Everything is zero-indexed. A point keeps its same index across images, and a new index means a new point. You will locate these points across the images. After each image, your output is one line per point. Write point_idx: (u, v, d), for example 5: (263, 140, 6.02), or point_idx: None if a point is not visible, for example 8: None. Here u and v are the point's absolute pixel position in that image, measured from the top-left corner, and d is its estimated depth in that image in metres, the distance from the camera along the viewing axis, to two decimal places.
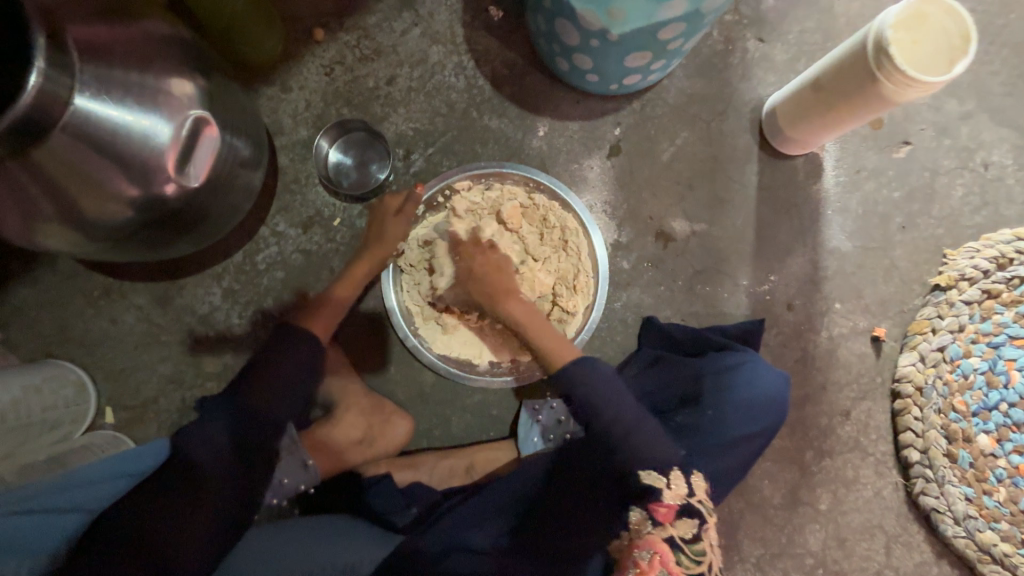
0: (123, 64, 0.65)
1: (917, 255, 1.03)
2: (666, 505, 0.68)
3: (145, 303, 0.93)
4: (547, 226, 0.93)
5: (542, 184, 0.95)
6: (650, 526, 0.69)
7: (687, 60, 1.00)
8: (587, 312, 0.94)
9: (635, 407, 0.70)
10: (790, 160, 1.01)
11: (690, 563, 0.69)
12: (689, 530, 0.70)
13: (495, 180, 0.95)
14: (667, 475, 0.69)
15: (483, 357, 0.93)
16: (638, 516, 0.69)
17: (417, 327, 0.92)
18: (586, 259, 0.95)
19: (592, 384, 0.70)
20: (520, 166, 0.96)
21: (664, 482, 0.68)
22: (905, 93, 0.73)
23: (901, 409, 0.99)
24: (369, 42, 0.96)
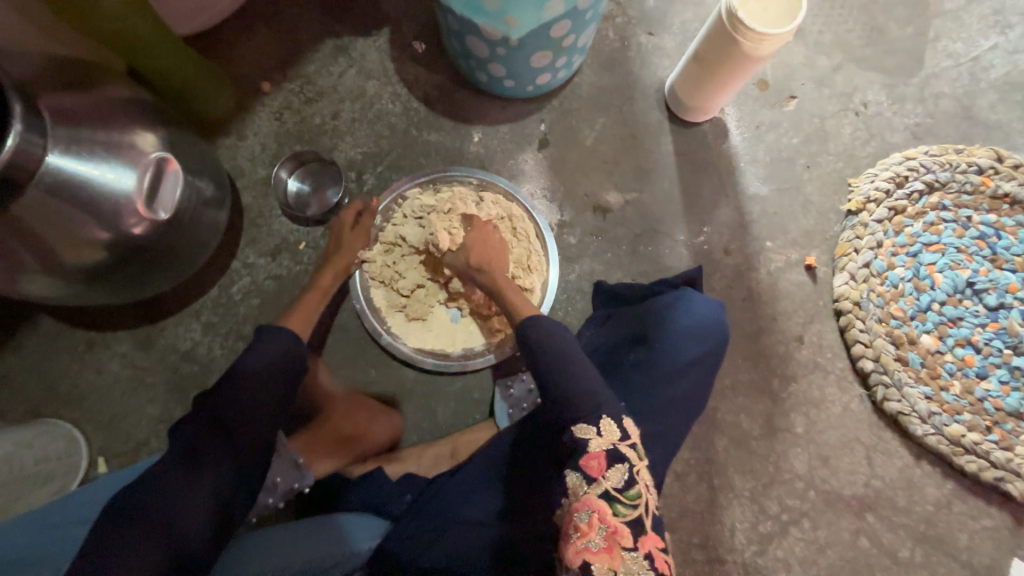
0: (91, 123, 0.73)
1: (826, 188, 1.15)
2: (595, 455, 0.67)
3: (128, 350, 0.97)
4: (496, 216, 1.03)
5: (484, 181, 1.05)
6: (587, 485, 0.68)
7: (591, 59, 1.15)
8: (545, 287, 1.03)
9: (560, 350, 0.77)
10: (697, 126, 1.14)
11: (629, 511, 0.65)
12: (622, 478, 0.67)
13: (444, 184, 1.05)
14: (596, 424, 0.70)
15: (455, 344, 0.99)
16: (573, 477, 0.69)
17: (390, 326, 0.99)
18: (535, 241, 1.04)
19: (551, 345, 0.77)
20: (463, 169, 1.06)
21: (592, 430, 0.69)
22: (761, 48, 0.88)
23: (846, 324, 1.07)
24: (311, 87, 1.08)
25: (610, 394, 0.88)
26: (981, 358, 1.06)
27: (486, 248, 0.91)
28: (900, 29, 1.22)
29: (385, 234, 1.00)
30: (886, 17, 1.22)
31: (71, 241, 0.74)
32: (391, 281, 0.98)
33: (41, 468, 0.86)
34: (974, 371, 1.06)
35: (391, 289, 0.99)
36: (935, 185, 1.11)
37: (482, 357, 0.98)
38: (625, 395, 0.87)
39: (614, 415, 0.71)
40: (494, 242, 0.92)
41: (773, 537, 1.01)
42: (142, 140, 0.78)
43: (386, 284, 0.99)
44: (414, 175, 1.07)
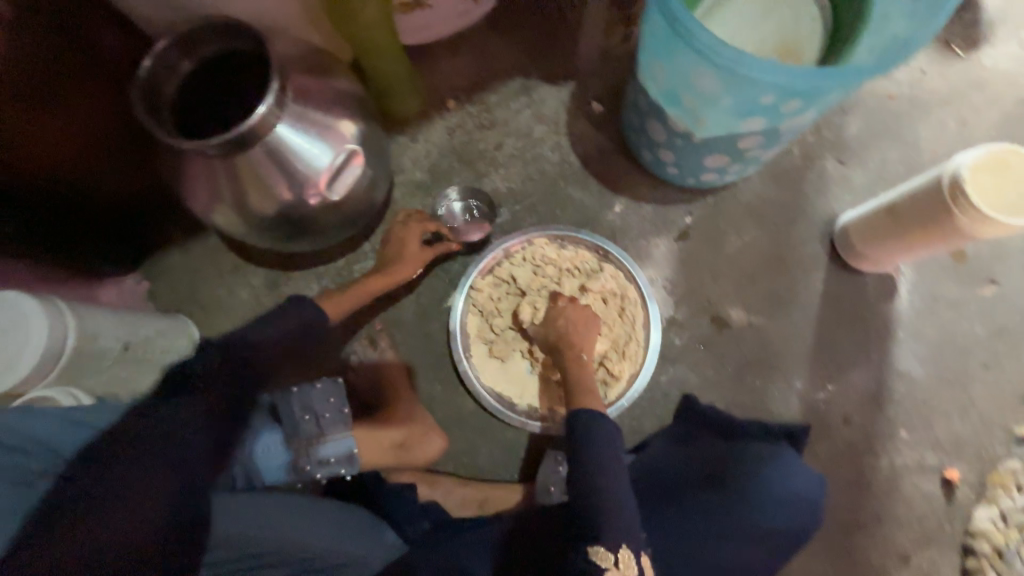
0: (315, 105, 0.86)
1: (1001, 398, 0.95)
2: None
3: (259, 285, 1.11)
4: (609, 292, 1.01)
5: (611, 254, 1.04)
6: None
7: (764, 168, 1.08)
8: (631, 379, 0.98)
9: (604, 464, 0.75)
10: (860, 274, 1.02)
11: None
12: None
13: (571, 242, 1.06)
14: (615, 555, 0.69)
15: (523, 397, 0.99)
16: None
17: (471, 354, 1.01)
18: (638, 329, 1.00)
19: (596, 449, 0.77)
20: (594, 234, 1.06)
21: (610, 559, 0.68)
22: (979, 230, 0.77)
23: (975, 569, 0.89)
24: (488, 115, 1.17)
25: (668, 525, 0.80)
26: None
27: (576, 326, 0.93)
28: None
29: (501, 269, 1.03)
30: None
31: (264, 194, 0.87)
32: (488, 314, 1.01)
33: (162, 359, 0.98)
34: None
35: (484, 322, 1.02)
36: None
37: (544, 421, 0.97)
38: (684, 534, 0.79)
39: (634, 549, 0.70)
40: (586, 324, 0.93)
41: None
42: (345, 127, 0.89)
43: (483, 315, 1.02)
44: (546, 223, 1.09)
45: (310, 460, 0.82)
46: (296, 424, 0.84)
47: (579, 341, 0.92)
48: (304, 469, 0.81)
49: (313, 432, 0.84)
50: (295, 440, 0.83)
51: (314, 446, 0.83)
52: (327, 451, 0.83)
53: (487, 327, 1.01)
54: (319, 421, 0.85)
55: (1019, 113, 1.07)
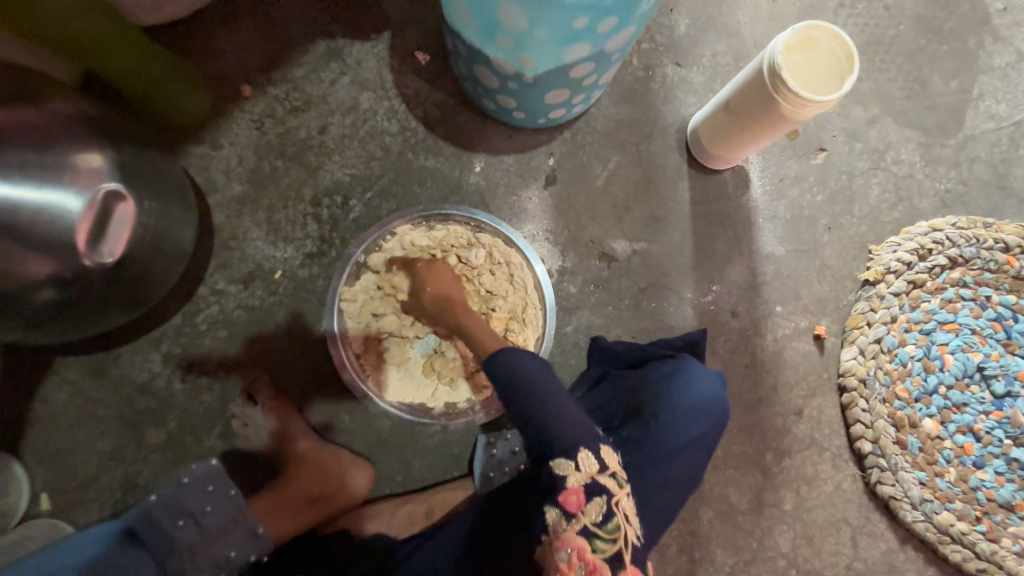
0: (29, 145, 0.64)
1: (845, 252, 1.08)
2: (573, 490, 0.66)
3: (77, 379, 0.88)
4: (492, 262, 0.94)
5: (484, 222, 0.96)
6: (567, 522, 0.66)
7: (610, 88, 1.04)
8: (539, 342, 0.95)
9: (531, 391, 0.70)
10: (718, 174, 1.06)
11: (608, 547, 0.65)
12: (600, 512, 0.66)
13: (437, 221, 0.96)
14: (575, 460, 0.67)
15: (437, 399, 0.92)
16: (552, 514, 0.67)
17: (366, 373, 0.91)
18: (532, 291, 0.96)
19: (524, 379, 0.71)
20: (460, 205, 0.97)
21: (569, 465, 0.67)
22: (801, 113, 0.79)
23: (849, 401, 1.03)
24: (299, 94, 0.97)
25: None
26: (980, 447, 1.03)
27: (439, 282, 0.87)
28: (944, 83, 1.14)
29: (368, 270, 0.92)
30: (931, 69, 1.14)
31: None
32: (370, 325, 0.91)
33: None
34: (971, 460, 1.02)
35: (371, 334, 0.91)
36: (958, 261, 1.05)
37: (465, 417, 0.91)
38: None
39: (593, 447, 0.68)
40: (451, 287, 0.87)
41: None
42: (87, 161, 0.69)
43: (366, 326, 0.91)
44: (407, 206, 0.98)
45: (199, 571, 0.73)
46: (167, 536, 0.72)
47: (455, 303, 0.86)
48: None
49: (190, 539, 0.73)
50: (173, 558, 0.71)
51: (201, 551, 0.73)
52: (224, 549, 0.75)
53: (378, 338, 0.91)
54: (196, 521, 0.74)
55: None
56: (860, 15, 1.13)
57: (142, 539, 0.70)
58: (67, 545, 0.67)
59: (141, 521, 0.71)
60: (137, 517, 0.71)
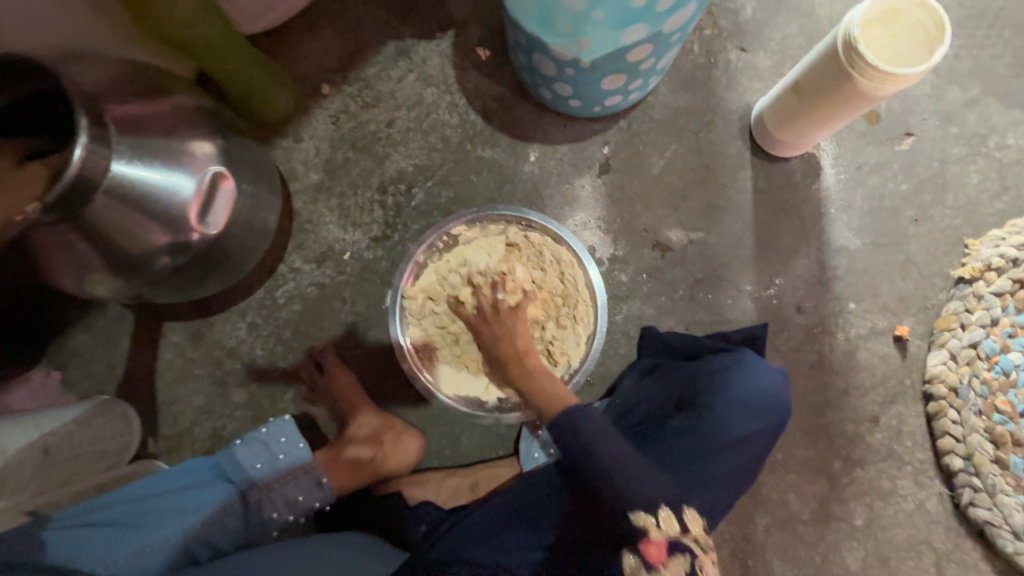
0: (154, 133, 0.75)
1: (935, 247, 0.98)
2: (657, 543, 0.64)
3: (180, 340, 1.01)
4: (544, 261, 0.96)
5: (533, 222, 0.98)
6: (645, 572, 0.64)
7: (670, 76, 1.03)
8: (589, 341, 0.95)
9: (616, 454, 0.67)
10: (785, 162, 1.00)
11: None
12: (682, 570, 0.65)
13: (489, 223, 1.00)
14: (657, 515, 0.65)
15: (489, 393, 0.94)
16: (629, 562, 0.64)
17: (422, 363, 0.96)
18: (582, 287, 0.96)
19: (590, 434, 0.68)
20: (511, 206, 1.00)
21: (652, 520, 0.65)
22: (881, 88, 0.74)
23: (936, 412, 0.93)
24: (370, 91, 1.05)
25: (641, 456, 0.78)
26: None
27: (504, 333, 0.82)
28: None
29: (427, 270, 0.97)
30: None
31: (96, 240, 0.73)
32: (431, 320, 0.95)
33: (97, 448, 0.89)
34: None
35: (435, 328, 0.95)
36: None
37: (516, 411, 0.94)
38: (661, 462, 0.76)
39: (674, 505, 0.66)
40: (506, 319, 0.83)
41: None
42: (198, 147, 0.79)
43: (430, 323, 0.95)
44: (463, 206, 1.02)
45: (275, 505, 0.81)
46: (248, 474, 0.81)
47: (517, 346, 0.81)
48: (272, 517, 0.81)
49: (266, 477, 0.81)
50: (252, 492, 0.80)
51: (276, 491, 0.82)
52: (293, 491, 0.83)
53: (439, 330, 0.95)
54: (273, 463, 0.83)
55: None
56: None
57: (229, 474, 0.80)
58: (174, 470, 0.78)
59: (229, 463, 0.81)
60: (227, 455, 0.81)
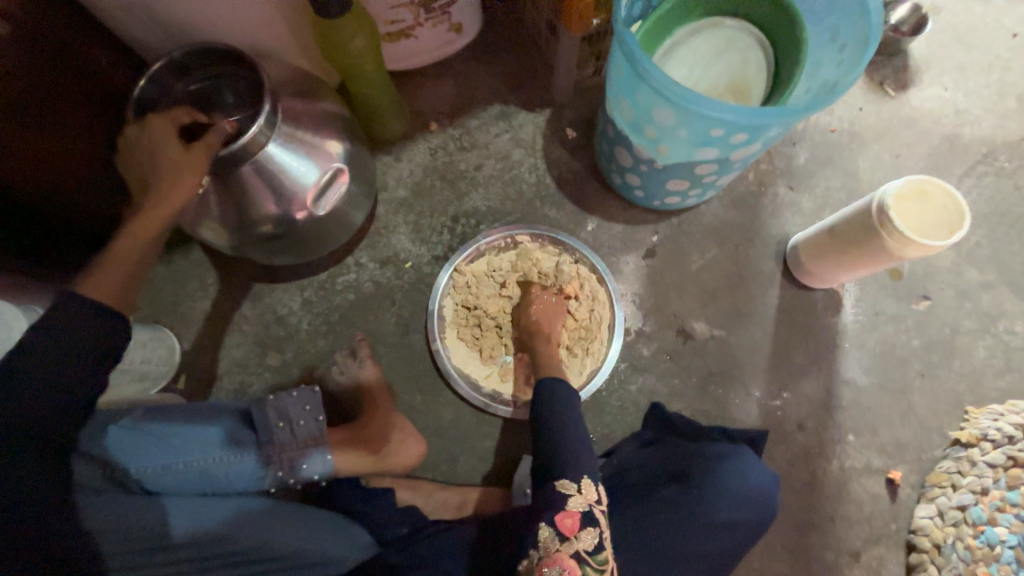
0: (304, 127, 0.91)
1: (937, 405, 1.04)
2: (571, 514, 0.75)
3: (242, 297, 1.12)
4: (581, 293, 1.09)
5: (585, 257, 1.12)
6: (558, 543, 0.74)
7: (724, 193, 1.18)
8: (592, 372, 1.06)
9: (565, 422, 0.84)
10: (810, 291, 1.11)
11: (594, 574, 0.72)
12: (593, 541, 0.74)
13: (549, 242, 1.14)
14: (578, 482, 0.78)
15: (488, 381, 1.06)
16: (545, 535, 0.75)
17: (445, 336, 1.08)
18: (602, 329, 1.08)
19: (555, 402, 0.87)
20: (572, 237, 1.13)
21: (573, 487, 0.77)
22: (903, 250, 0.86)
23: (917, 563, 0.95)
24: (469, 138, 1.24)
25: (626, 518, 0.84)
26: None
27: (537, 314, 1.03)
28: None
29: (484, 258, 1.12)
30: None
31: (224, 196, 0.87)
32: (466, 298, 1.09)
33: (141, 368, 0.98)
34: None
35: (464, 309, 1.09)
36: None
37: (505, 406, 1.04)
38: (639, 530, 0.83)
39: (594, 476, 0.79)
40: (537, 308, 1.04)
41: None
42: (331, 147, 0.94)
43: (463, 301, 1.09)
44: (531, 221, 1.17)
45: (281, 466, 0.86)
46: (270, 431, 0.86)
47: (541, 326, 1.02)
48: (276, 474, 0.86)
49: (282, 440, 0.87)
50: (266, 448, 0.85)
51: (287, 453, 0.87)
52: (300, 459, 0.88)
53: (467, 312, 1.08)
54: (291, 428, 0.88)
55: (943, 149, 1.20)
56: (987, 186, 1.18)
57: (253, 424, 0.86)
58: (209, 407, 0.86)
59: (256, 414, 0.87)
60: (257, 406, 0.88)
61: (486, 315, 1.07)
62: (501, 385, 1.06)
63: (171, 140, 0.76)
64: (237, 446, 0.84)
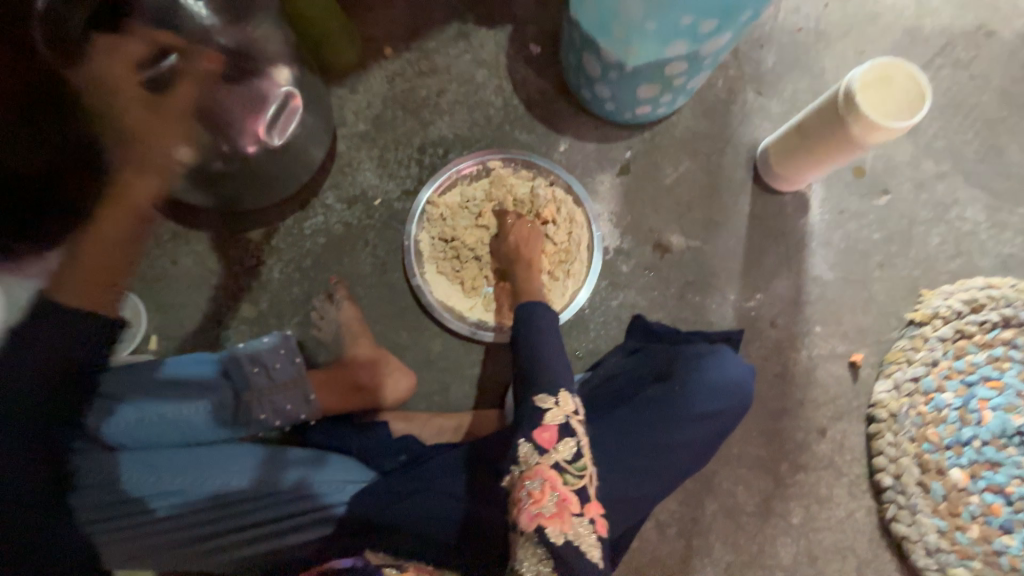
0: (243, 49, 0.82)
1: (895, 292, 1.12)
2: (548, 428, 0.76)
3: (204, 250, 1.06)
4: (559, 216, 1.07)
5: (561, 177, 1.10)
6: (538, 455, 0.75)
7: (694, 102, 1.16)
8: (575, 292, 1.07)
9: (546, 342, 0.85)
10: (779, 195, 1.14)
11: (575, 480, 0.74)
12: (570, 451, 0.75)
13: (523, 165, 1.11)
14: (555, 396, 0.79)
15: (472, 311, 1.06)
16: (525, 448, 0.75)
17: (424, 271, 1.06)
18: (581, 250, 1.08)
19: (533, 322, 0.87)
20: (546, 159, 1.11)
21: (550, 401, 0.78)
22: (868, 137, 0.87)
23: (875, 432, 1.05)
24: (427, 62, 1.16)
25: (615, 418, 0.88)
26: (1010, 511, 0.99)
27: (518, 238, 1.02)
28: (1021, 155, 1.18)
29: (457, 188, 1.09)
30: (1010, 139, 1.18)
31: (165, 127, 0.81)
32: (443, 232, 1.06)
33: (106, 331, 0.96)
34: (998, 522, 0.99)
35: (440, 242, 1.06)
36: (1012, 321, 1.05)
37: (491, 334, 1.05)
38: (628, 427, 0.86)
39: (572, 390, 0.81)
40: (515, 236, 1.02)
41: None
42: (279, 72, 0.88)
43: (439, 234, 1.06)
44: (502, 146, 1.13)
45: (263, 409, 0.87)
46: (246, 377, 0.87)
47: (521, 250, 1.00)
48: (260, 418, 0.87)
49: (259, 384, 0.87)
50: (246, 393, 0.86)
51: (268, 396, 0.88)
52: (282, 401, 0.89)
53: (444, 245, 1.06)
54: (268, 372, 0.88)
55: (905, 42, 1.20)
56: (946, 78, 1.20)
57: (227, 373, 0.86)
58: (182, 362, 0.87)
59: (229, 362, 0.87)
60: (228, 355, 0.88)
61: (463, 246, 1.05)
62: (487, 313, 1.06)
63: (119, 94, 0.73)
64: (216, 394, 0.86)
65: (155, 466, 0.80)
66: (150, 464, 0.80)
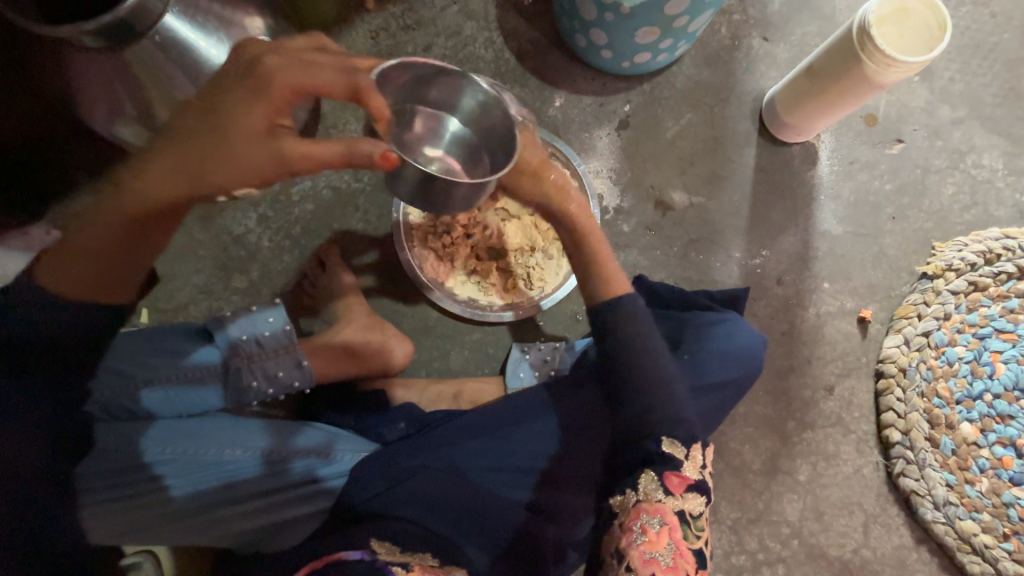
0: None
1: (907, 244, 1.07)
2: (680, 475, 0.70)
3: (188, 220, 1.03)
4: None
5: (560, 151, 1.04)
6: (661, 495, 0.68)
7: (696, 50, 1.10)
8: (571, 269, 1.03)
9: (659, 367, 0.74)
10: (787, 147, 1.08)
11: (694, 538, 0.68)
12: (696, 506, 0.70)
13: None
14: (685, 449, 0.72)
15: (464, 288, 1.02)
16: (648, 478, 0.69)
17: (414, 246, 1.01)
18: None
19: (631, 332, 0.75)
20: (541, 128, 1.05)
21: (683, 451, 0.71)
22: (884, 74, 0.82)
23: (885, 388, 1.02)
24: (413, 14, 1.09)
25: None
26: (1020, 463, 0.98)
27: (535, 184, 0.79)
28: None
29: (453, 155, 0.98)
30: None
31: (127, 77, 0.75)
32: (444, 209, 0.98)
33: None
34: (1008, 474, 0.98)
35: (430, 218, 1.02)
36: None
37: (483, 310, 1.01)
38: None
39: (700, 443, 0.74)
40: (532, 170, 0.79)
41: (743, 572, 1.00)
42: (249, 22, 0.81)
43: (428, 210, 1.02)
44: None
45: (253, 376, 0.84)
46: (233, 344, 0.83)
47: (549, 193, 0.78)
48: (251, 386, 0.84)
49: (247, 352, 0.84)
50: (233, 360, 0.83)
51: (257, 362, 0.84)
52: (273, 367, 0.86)
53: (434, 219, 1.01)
54: (256, 339, 0.84)
55: None
56: (965, 16, 1.12)
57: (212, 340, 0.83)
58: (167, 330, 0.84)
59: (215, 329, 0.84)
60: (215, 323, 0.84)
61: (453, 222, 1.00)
62: (479, 292, 1.02)
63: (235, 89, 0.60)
64: (202, 362, 0.83)
65: (156, 440, 0.78)
66: (150, 438, 0.78)
